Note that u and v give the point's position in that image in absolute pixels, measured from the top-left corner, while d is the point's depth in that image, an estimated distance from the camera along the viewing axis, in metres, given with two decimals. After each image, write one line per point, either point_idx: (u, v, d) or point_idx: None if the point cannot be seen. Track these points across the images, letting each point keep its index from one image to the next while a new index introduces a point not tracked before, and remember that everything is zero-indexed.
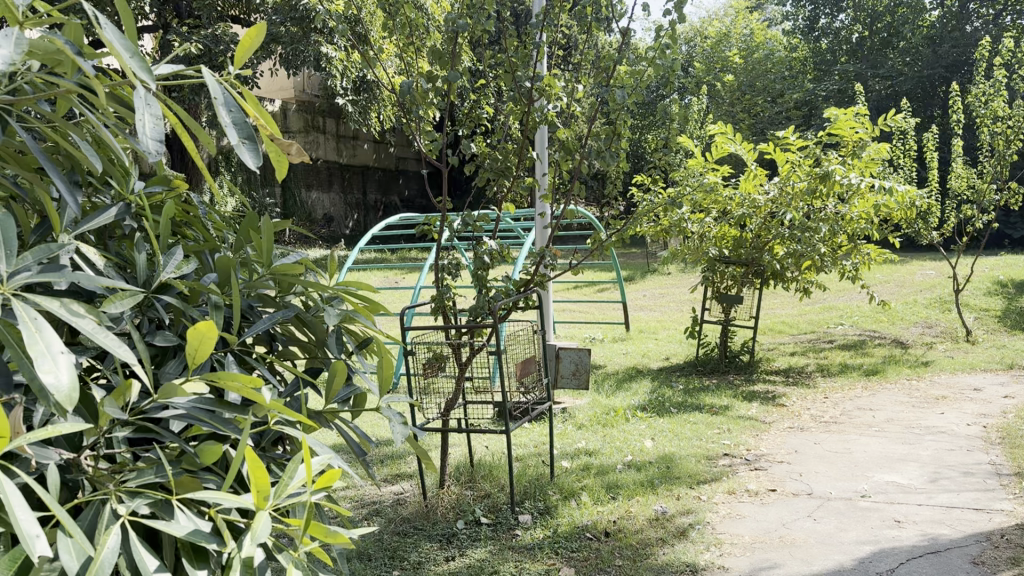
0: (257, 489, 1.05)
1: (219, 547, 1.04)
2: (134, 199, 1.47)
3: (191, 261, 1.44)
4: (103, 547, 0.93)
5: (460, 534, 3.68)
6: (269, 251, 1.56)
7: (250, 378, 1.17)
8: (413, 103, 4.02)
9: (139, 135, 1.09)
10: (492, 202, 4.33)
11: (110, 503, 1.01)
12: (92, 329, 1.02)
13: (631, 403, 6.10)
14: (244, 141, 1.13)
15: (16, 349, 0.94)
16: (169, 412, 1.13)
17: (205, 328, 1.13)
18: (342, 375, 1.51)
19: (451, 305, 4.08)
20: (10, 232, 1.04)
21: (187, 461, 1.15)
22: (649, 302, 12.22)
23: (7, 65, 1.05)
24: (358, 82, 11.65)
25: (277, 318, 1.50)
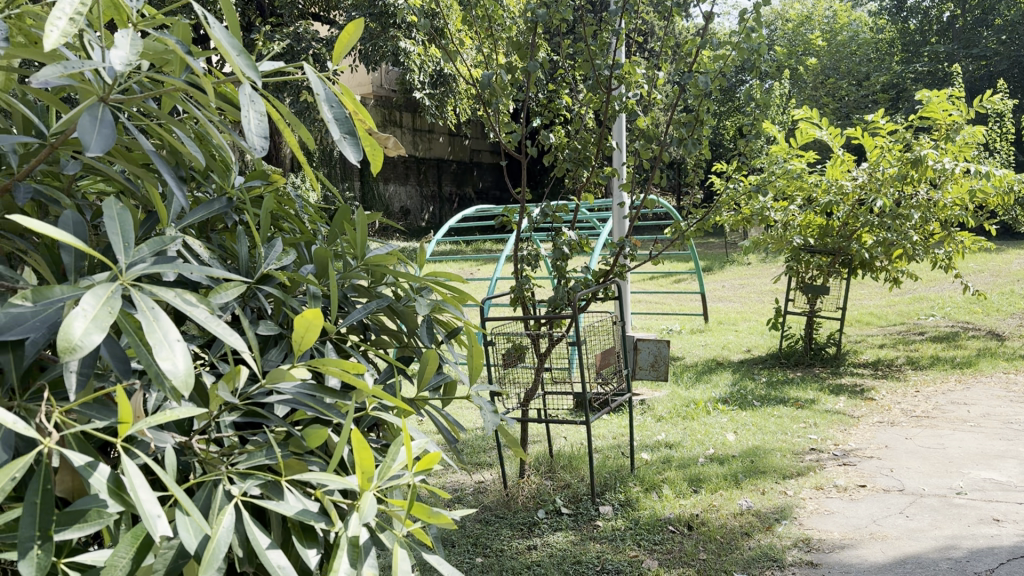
0: (361, 471, 1.07)
1: (327, 526, 1.07)
2: (234, 193, 1.52)
3: (290, 253, 1.49)
4: (219, 527, 0.97)
5: (542, 523, 3.69)
6: (362, 243, 1.60)
7: (351, 364, 1.20)
8: (492, 95, 4.03)
9: (245, 132, 1.13)
10: (571, 193, 4.31)
11: (222, 483, 1.05)
12: (205, 318, 1.05)
13: (712, 395, 6.01)
14: (345, 135, 1.17)
15: (135, 336, 0.98)
16: (276, 397, 1.18)
17: (310, 316, 1.17)
18: (433, 363, 1.53)
19: (530, 296, 4.08)
20: (127, 225, 1.08)
21: (294, 444, 1.19)
22: (729, 293, 12.01)
23: (126, 66, 1.09)
24: (434, 75, 11.74)
25: (372, 308, 1.53)
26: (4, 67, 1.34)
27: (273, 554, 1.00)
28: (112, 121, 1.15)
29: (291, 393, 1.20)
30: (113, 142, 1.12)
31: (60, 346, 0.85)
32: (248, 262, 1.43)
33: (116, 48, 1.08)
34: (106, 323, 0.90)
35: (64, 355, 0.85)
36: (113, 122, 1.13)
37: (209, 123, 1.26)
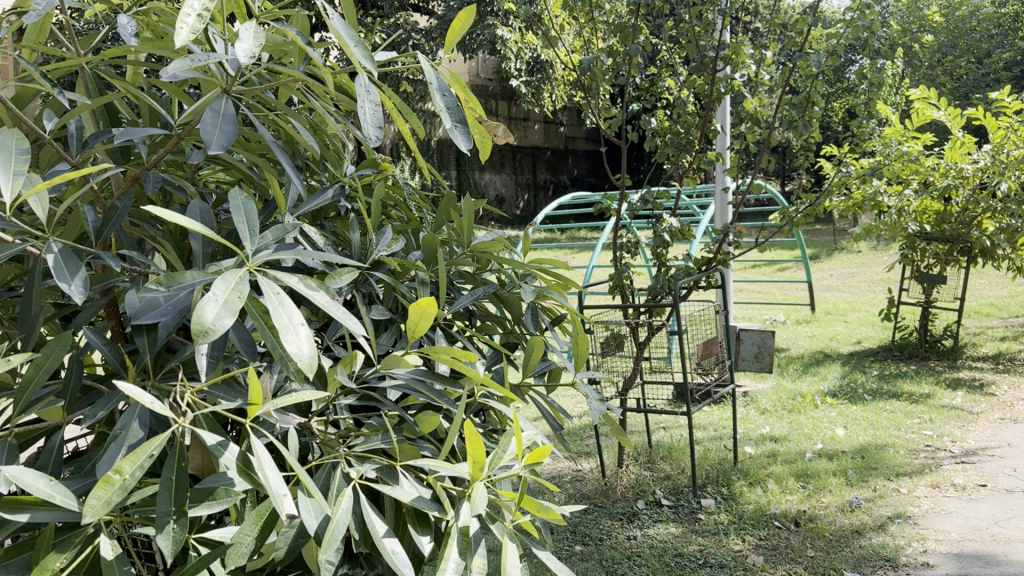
0: (472, 461, 1.04)
1: (439, 514, 1.05)
2: (347, 182, 1.56)
3: (400, 239, 1.52)
4: (338, 508, 0.97)
5: (642, 514, 3.66)
6: (469, 230, 1.60)
7: (462, 352, 1.20)
8: (592, 79, 3.98)
9: (360, 122, 1.15)
10: (673, 178, 4.23)
11: (341, 466, 1.07)
12: (326, 303, 1.06)
13: (820, 388, 5.82)
14: (456, 124, 1.16)
15: (262, 320, 1.01)
16: (390, 382, 1.21)
17: (425, 304, 1.16)
18: (538, 350, 1.51)
19: (629, 284, 4.00)
20: (252, 212, 1.10)
21: (407, 429, 1.21)
22: (838, 283, 11.58)
23: (250, 60, 1.10)
24: (531, 62, 11.73)
25: (478, 294, 1.53)
26: (133, 62, 1.42)
27: (388, 540, 1.00)
28: (234, 115, 1.18)
29: (403, 378, 1.21)
30: (236, 136, 1.16)
31: (194, 329, 0.87)
32: (360, 249, 1.47)
33: (240, 41, 1.10)
34: (236, 307, 0.92)
35: (197, 338, 0.88)
36: (234, 116, 1.16)
37: (326, 115, 1.28)
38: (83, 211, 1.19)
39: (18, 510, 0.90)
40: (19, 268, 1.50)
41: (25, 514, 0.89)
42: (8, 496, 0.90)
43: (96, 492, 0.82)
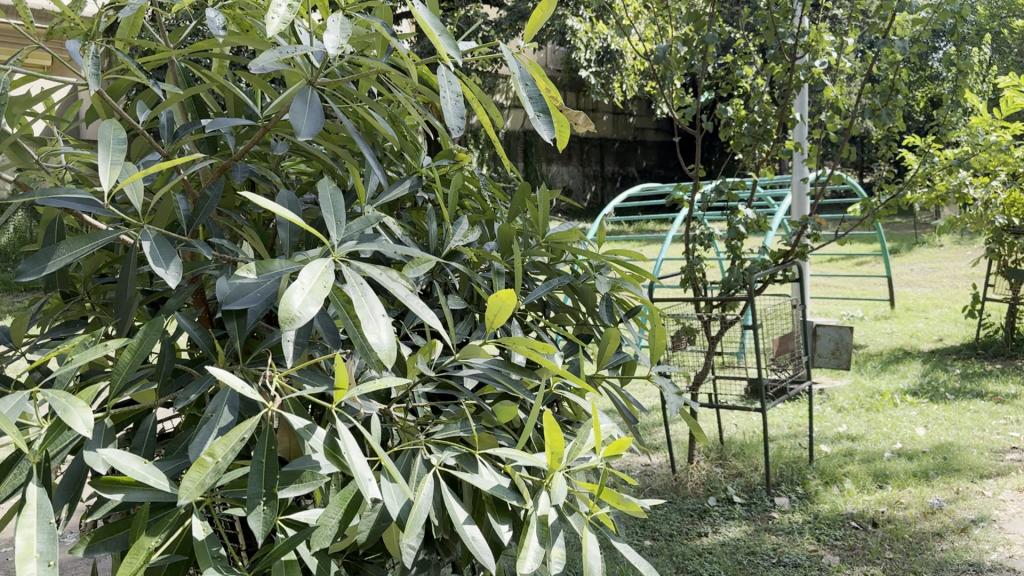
0: (551, 451, 1.02)
1: (518, 503, 1.05)
2: (424, 173, 1.57)
3: (476, 230, 1.52)
4: (420, 493, 0.98)
5: (713, 511, 3.61)
6: (544, 221, 1.58)
7: (539, 345, 1.18)
8: (666, 69, 3.92)
9: (443, 113, 1.16)
10: (748, 170, 4.14)
11: (421, 454, 1.08)
12: (406, 293, 1.07)
13: (899, 386, 5.64)
14: (539, 113, 1.17)
15: (344, 310, 1.01)
16: (467, 372, 1.21)
17: (504, 296, 1.16)
18: (614, 341, 1.47)
19: (701, 276, 3.93)
20: (337, 202, 1.12)
21: (485, 419, 1.22)
22: (919, 277, 11.19)
23: (337, 50, 1.11)
24: (600, 52, 11.64)
25: (554, 285, 1.52)
26: (220, 54, 1.46)
27: (469, 527, 1.00)
28: (320, 105, 1.21)
29: (481, 368, 1.22)
30: (321, 126, 1.18)
31: (282, 316, 0.88)
32: (437, 239, 1.47)
33: (328, 32, 1.12)
34: (322, 296, 0.93)
35: (284, 326, 0.88)
36: (321, 106, 1.18)
37: (406, 104, 1.29)
38: (176, 200, 1.23)
39: (114, 489, 0.93)
40: (111, 256, 1.56)
41: (121, 494, 0.93)
42: (105, 476, 0.94)
43: (191, 474, 0.84)
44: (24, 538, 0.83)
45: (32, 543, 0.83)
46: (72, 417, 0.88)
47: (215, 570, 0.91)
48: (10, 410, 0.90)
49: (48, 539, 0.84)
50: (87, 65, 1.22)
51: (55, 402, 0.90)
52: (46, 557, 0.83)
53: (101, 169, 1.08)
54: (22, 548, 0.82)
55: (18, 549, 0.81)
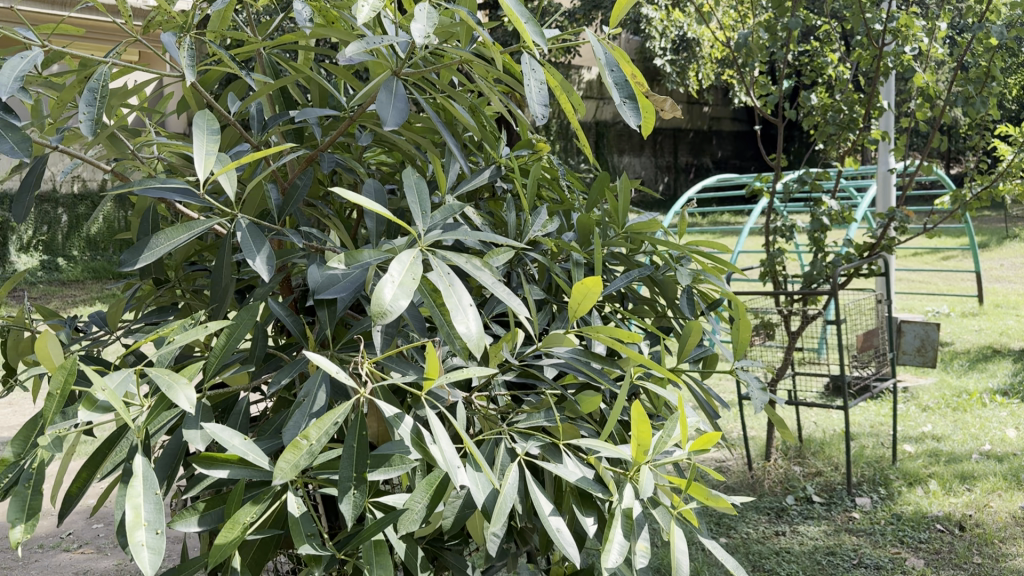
0: (636, 443, 1.01)
1: (603, 496, 1.04)
2: (505, 163, 1.57)
3: (556, 220, 1.51)
4: (505, 483, 0.97)
5: (791, 509, 3.54)
6: (624, 212, 1.55)
7: (624, 336, 1.16)
8: (748, 56, 3.83)
9: (527, 101, 1.15)
10: (832, 160, 4.02)
11: (505, 443, 1.08)
12: (492, 280, 1.08)
13: (989, 386, 5.42)
14: (625, 100, 1.15)
15: (431, 298, 1.04)
16: (551, 361, 1.21)
17: (589, 284, 1.14)
18: (696, 333, 1.40)
19: (782, 269, 3.84)
20: (424, 191, 1.13)
21: (568, 408, 1.22)
22: (1010, 273, 10.72)
23: (424, 40, 1.12)
24: (677, 40, 11.45)
25: (635, 277, 1.48)
26: (306, 46, 1.48)
27: (553, 518, 1.00)
28: (405, 95, 1.22)
29: (564, 357, 1.21)
30: (407, 115, 1.19)
31: (373, 310, 0.90)
32: (516, 229, 1.47)
33: (414, 22, 1.12)
34: (411, 289, 0.94)
35: (375, 319, 0.90)
36: (407, 97, 1.19)
37: (490, 93, 1.30)
38: (268, 192, 1.28)
39: (217, 466, 0.96)
40: (201, 244, 1.61)
41: (223, 470, 0.96)
42: (206, 453, 0.97)
43: (288, 454, 0.86)
44: (133, 507, 0.86)
45: (140, 512, 0.86)
46: (176, 394, 0.91)
47: (310, 547, 0.95)
48: (116, 386, 0.95)
49: (155, 509, 0.87)
50: (183, 58, 1.25)
51: (159, 378, 0.94)
52: (154, 525, 0.86)
53: (197, 160, 1.11)
54: (131, 517, 0.85)
55: (127, 517, 0.84)
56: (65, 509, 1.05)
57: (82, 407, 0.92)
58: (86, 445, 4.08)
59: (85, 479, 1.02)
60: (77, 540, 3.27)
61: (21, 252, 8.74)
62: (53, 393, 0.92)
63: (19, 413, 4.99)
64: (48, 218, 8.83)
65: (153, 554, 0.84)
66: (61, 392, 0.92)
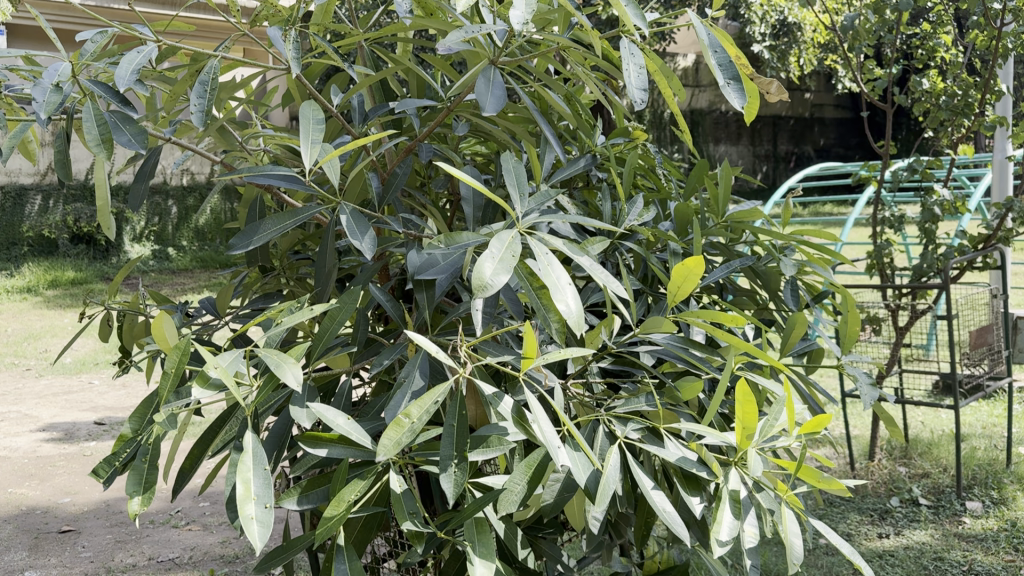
0: (741, 426, 0.98)
1: (708, 477, 1.02)
2: (600, 151, 1.55)
3: (652, 209, 1.49)
4: (606, 464, 0.97)
5: (895, 512, 3.39)
6: (724, 201, 1.51)
7: (727, 320, 1.13)
8: (855, 40, 3.68)
9: (625, 85, 1.13)
10: (944, 147, 3.82)
11: (603, 426, 1.07)
12: (590, 264, 1.07)
13: None
14: (729, 82, 1.12)
15: (529, 282, 1.05)
16: (649, 347, 1.19)
17: (690, 266, 1.12)
18: (801, 324, 1.36)
19: (889, 262, 3.68)
20: (521, 176, 1.14)
21: (667, 395, 1.21)
22: None
23: (523, 25, 1.12)
24: (776, 26, 11.06)
25: (735, 266, 1.44)
26: (404, 37, 1.51)
27: (656, 497, 0.99)
28: (502, 82, 1.22)
29: (662, 343, 1.20)
30: (505, 102, 1.20)
31: (474, 283, 0.90)
32: (613, 216, 1.45)
33: (513, 8, 1.12)
34: (511, 264, 0.94)
35: (476, 292, 0.90)
36: (504, 84, 1.20)
37: (586, 79, 1.29)
38: (370, 179, 1.32)
39: (319, 444, 1.00)
40: (303, 234, 1.65)
41: (324, 449, 0.99)
42: (311, 432, 1.00)
43: (389, 433, 0.88)
44: (243, 481, 0.89)
45: (250, 486, 0.89)
46: (284, 373, 0.94)
47: (412, 524, 0.97)
48: (228, 365, 0.98)
49: (264, 484, 0.90)
50: (288, 51, 1.29)
51: (268, 358, 0.97)
52: (263, 499, 0.89)
53: (303, 149, 1.15)
54: (242, 490, 0.89)
55: (238, 490, 0.87)
56: (178, 485, 1.10)
57: (196, 384, 0.96)
58: (195, 425, 4.27)
59: (198, 456, 1.06)
60: (185, 517, 3.43)
61: (136, 242, 9.19)
62: (169, 371, 0.96)
63: (134, 394, 5.26)
64: (160, 209, 9.31)
65: (262, 527, 0.87)
66: (176, 370, 0.96)
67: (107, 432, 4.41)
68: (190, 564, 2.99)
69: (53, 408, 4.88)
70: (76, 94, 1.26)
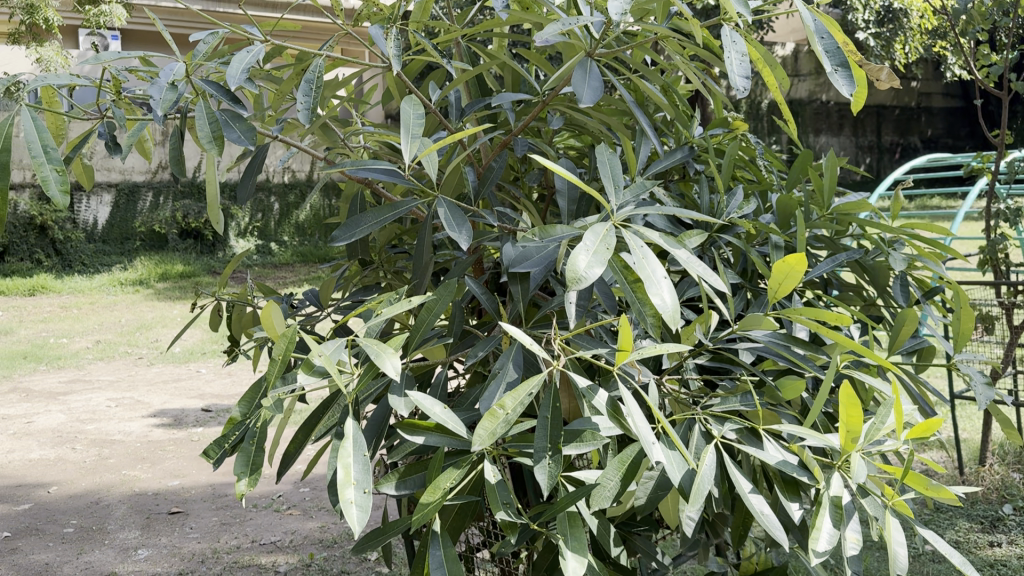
0: (845, 430, 0.95)
1: (810, 481, 0.99)
2: (697, 143, 1.52)
3: (752, 202, 1.46)
4: (702, 464, 0.95)
5: (1009, 520, 3.22)
6: (829, 193, 1.46)
7: (831, 318, 1.09)
8: (969, 24, 3.49)
9: (727, 73, 1.11)
10: None
11: (700, 425, 1.06)
12: (687, 258, 1.05)
13: None
14: (837, 68, 1.09)
15: (623, 275, 1.04)
16: (749, 343, 1.16)
17: (792, 261, 1.09)
18: (911, 323, 1.30)
19: (1005, 258, 3.48)
20: (617, 169, 1.13)
21: (768, 393, 1.18)
22: None
23: (621, 16, 1.11)
24: (881, 12, 10.56)
25: (840, 261, 1.39)
26: (500, 33, 1.52)
27: (755, 499, 0.97)
28: (599, 74, 1.21)
29: (763, 340, 1.17)
30: (602, 93, 1.19)
31: (568, 275, 0.90)
32: (711, 209, 1.43)
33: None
34: (605, 257, 0.94)
35: (570, 284, 0.90)
36: (601, 74, 1.19)
37: (683, 69, 1.27)
38: (466, 173, 1.34)
39: (416, 433, 1.02)
40: (400, 227, 1.69)
41: (421, 437, 1.01)
42: (409, 421, 1.02)
43: (484, 423, 0.89)
44: (344, 466, 0.92)
45: (350, 471, 0.92)
46: (384, 361, 0.96)
47: (506, 514, 0.98)
48: (331, 353, 1.01)
49: (363, 469, 0.93)
50: (389, 48, 1.31)
51: (369, 347, 0.99)
52: (362, 485, 0.92)
53: (404, 144, 1.17)
54: (342, 475, 0.91)
55: (340, 474, 0.90)
56: (283, 469, 1.14)
57: (302, 371, 1.00)
58: (297, 413, 4.42)
59: (302, 441, 1.10)
60: (286, 502, 3.56)
61: (240, 237, 9.56)
62: (276, 358, 1.00)
63: (237, 381, 5.47)
64: (262, 206, 9.67)
65: (361, 511, 0.89)
66: (282, 358, 0.99)
67: (214, 419, 4.61)
68: (290, 548, 3.09)
69: (164, 395, 5.13)
70: (189, 94, 1.32)
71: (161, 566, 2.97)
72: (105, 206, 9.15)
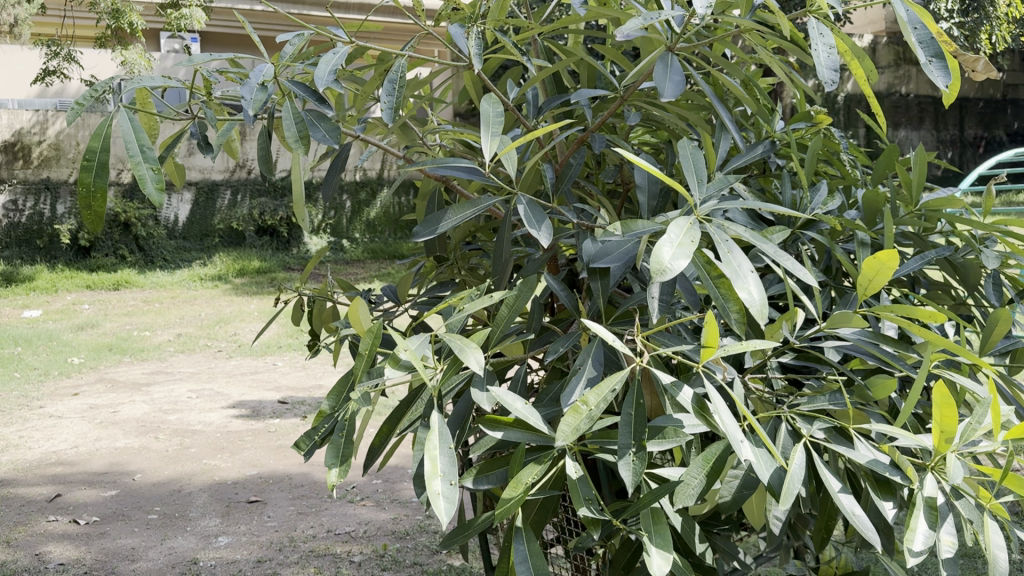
0: (939, 430, 0.93)
1: (902, 481, 0.98)
2: (779, 138, 1.49)
3: (836, 197, 1.42)
4: (792, 461, 0.94)
5: None
6: (918, 189, 1.42)
7: (924, 315, 1.06)
8: None
9: (816, 65, 1.09)
10: None
11: (787, 423, 1.04)
12: (774, 252, 1.04)
13: None
14: (932, 59, 1.06)
15: (706, 270, 1.03)
16: (836, 342, 1.14)
17: (883, 257, 1.06)
18: (1004, 322, 1.26)
19: None
20: (700, 164, 1.12)
21: (857, 392, 1.16)
22: None
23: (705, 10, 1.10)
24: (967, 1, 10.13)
25: (929, 258, 1.35)
26: (578, 29, 1.51)
27: (846, 499, 0.95)
28: (681, 67, 1.20)
29: (851, 338, 1.15)
30: (685, 86, 1.18)
31: (653, 267, 0.89)
32: (793, 205, 1.40)
33: None
34: (690, 250, 0.93)
35: (655, 276, 0.90)
36: (683, 68, 1.18)
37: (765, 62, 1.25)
38: (545, 169, 1.35)
39: (497, 428, 1.03)
40: (475, 225, 1.70)
41: (502, 432, 1.02)
42: (491, 416, 1.04)
43: (568, 418, 0.90)
44: (430, 458, 0.94)
45: (437, 463, 0.93)
46: (468, 356, 0.98)
47: (588, 510, 0.98)
48: (416, 348, 1.03)
49: (448, 462, 0.94)
50: (472, 46, 1.33)
51: (453, 342, 1.01)
52: (448, 477, 0.93)
53: (484, 141, 1.19)
54: (429, 467, 0.93)
55: (426, 466, 0.92)
56: (368, 461, 1.16)
57: (388, 365, 1.02)
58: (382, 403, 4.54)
59: (387, 433, 1.12)
60: (359, 493, 3.62)
61: (314, 235, 9.77)
62: (364, 352, 1.02)
63: (312, 374, 5.60)
64: (336, 203, 9.87)
65: (447, 503, 0.91)
66: (369, 351, 1.02)
67: (291, 411, 4.73)
68: (364, 538, 3.15)
69: (241, 387, 5.27)
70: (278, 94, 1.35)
71: (241, 553, 3.06)
72: (185, 203, 9.34)
